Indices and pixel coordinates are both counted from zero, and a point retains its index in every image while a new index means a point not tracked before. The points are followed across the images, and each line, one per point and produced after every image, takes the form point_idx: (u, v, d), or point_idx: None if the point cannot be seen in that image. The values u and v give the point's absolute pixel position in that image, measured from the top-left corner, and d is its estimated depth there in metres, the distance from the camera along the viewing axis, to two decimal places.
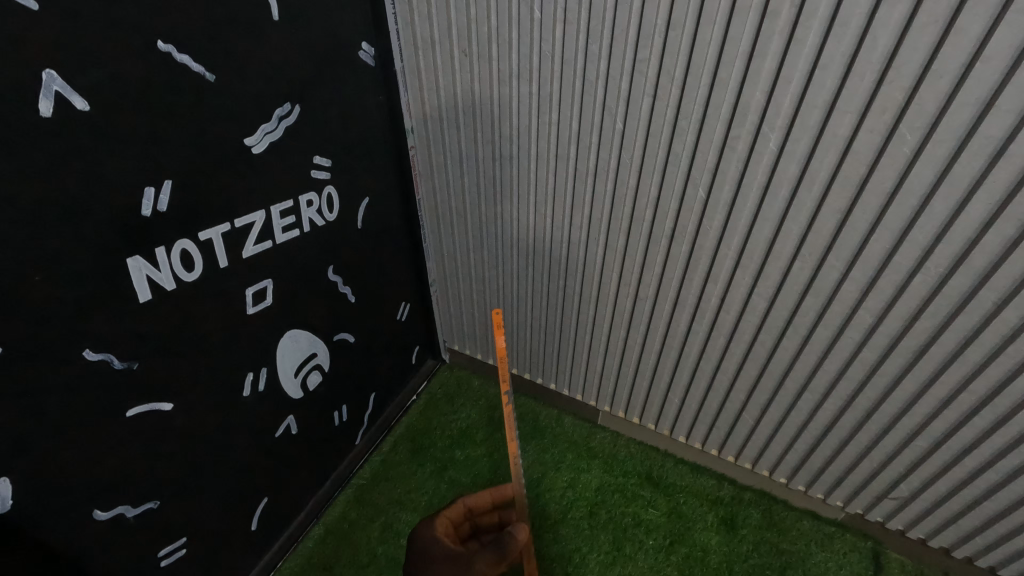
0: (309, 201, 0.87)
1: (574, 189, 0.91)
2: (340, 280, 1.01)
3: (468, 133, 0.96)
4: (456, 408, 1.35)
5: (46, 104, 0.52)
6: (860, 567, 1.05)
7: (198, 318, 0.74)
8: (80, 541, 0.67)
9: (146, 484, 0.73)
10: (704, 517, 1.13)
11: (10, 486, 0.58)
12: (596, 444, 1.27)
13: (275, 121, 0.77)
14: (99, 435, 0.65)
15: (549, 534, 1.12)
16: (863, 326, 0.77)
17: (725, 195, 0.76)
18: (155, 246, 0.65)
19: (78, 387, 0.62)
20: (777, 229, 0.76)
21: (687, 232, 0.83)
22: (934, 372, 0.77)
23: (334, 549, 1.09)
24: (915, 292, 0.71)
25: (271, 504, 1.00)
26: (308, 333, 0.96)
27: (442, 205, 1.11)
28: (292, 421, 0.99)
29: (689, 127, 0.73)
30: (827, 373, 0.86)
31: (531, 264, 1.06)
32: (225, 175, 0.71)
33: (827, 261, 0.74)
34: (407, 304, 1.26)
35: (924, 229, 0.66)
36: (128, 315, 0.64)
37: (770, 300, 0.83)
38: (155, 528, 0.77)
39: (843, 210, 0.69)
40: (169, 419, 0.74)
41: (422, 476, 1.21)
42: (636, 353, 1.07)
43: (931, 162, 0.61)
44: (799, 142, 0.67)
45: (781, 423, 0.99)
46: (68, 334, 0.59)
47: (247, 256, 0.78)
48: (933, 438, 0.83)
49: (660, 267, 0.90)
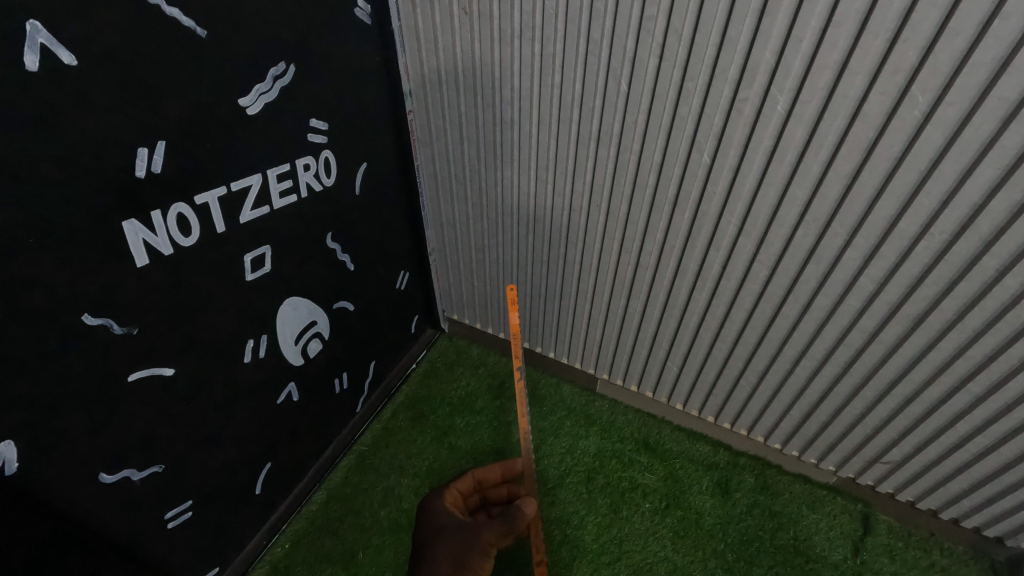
0: (307, 165, 0.85)
1: (577, 155, 0.89)
2: (339, 247, 1.00)
3: (469, 97, 0.93)
4: (455, 377, 1.36)
5: (32, 58, 0.50)
6: (849, 528, 1.08)
7: (196, 283, 0.73)
8: (88, 503, 0.68)
9: (150, 448, 0.74)
10: (700, 481, 1.16)
11: (15, 449, 0.58)
12: (594, 411, 1.29)
13: (270, 81, 0.74)
14: (101, 399, 0.65)
15: (548, 498, 1.14)
16: (864, 293, 0.78)
17: (730, 160, 0.75)
18: (150, 209, 0.63)
19: (78, 352, 0.61)
20: (781, 196, 0.75)
21: (690, 198, 0.82)
22: (932, 339, 0.77)
23: (337, 512, 1.11)
24: (917, 259, 0.71)
25: (274, 469, 1.02)
26: (307, 300, 0.96)
27: (442, 172, 1.10)
28: (294, 388, 1.00)
29: (696, 90, 0.72)
30: (825, 340, 0.87)
31: (532, 232, 1.05)
32: (219, 137, 0.69)
33: (831, 228, 0.74)
34: (406, 273, 1.25)
35: (930, 195, 0.65)
36: (126, 280, 0.64)
37: (772, 267, 0.83)
38: (161, 491, 0.78)
39: (850, 175, 0.68)
40: (170, 384, 0.74)
41: (423, 442, 1.22)
42: (636, 321, 1.07)
43: (942, 125, 0.60)
44: (808, 104, 0.66)
45: (777, 389, 1.00)
46: (65, 298, 0.58)
47: (244, 221, 0.77)
48: (927, 404, 0.85)
49: (662, 235, 0.90)
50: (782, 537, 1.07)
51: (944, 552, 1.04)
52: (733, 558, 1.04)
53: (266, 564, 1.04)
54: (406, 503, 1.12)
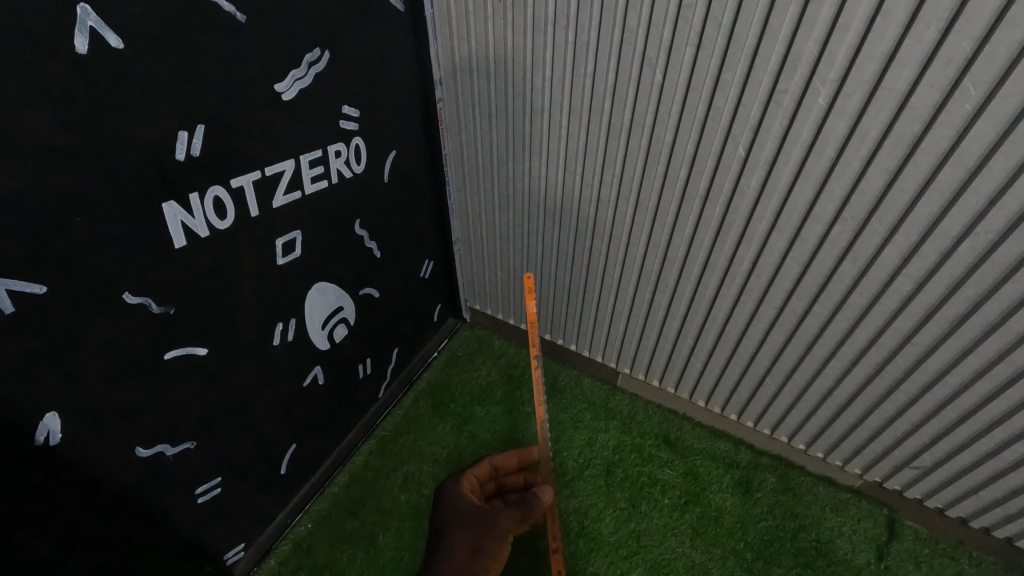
0: (338, 151, 0.86)
1: (607, 146, 0.88)
2: (366, 235, 1.01)
3: (499, 86, 0.93)
4: (476, 366, 1.37)
5: (81, 41, 0.51)
6: (874, 533, 1.06)
7: (230, 266, 0.74)
8: (124, 476, 0.71)
9: (184, 424, 0.76)
10: (720, 479, 1.15)
11: (59, 420, 0.61)
12: (614, 405, 1.28)
13: (305, 67, 0.75)
14: (139, 375, 0.68)
15: (566, 489, 1.14)
16: (901, 293, 0.76)
17: (766, 154, 0.74)
18: (189, 191, 0.65)
19: (119, 329, 0.63)
20: (818, 191, 0.73)
21: (722, 192, 0.81)
22: (971, 343, 0.75)
23: (358, 494, 1.13)
24: (960, 260, 0.69)
25: (299, 450, 1.04)
26: (335, 286, 0.97)
27: (469, 161, 1.09)
28: (320, 371, 1.01)
29: (733, 80, 0.70)
30: (857, 341, 0.85)
31: (558, 222, 1.05)
32: (255, 122, 0.70)
33: (869, 225, 0.72)
34: (431, 262, 1.26)
35: (978, 192, 0.63)
36: (164, 260, 0.65)
37: (805, 264, 0.81)
38: (193, 467, 0.81)
39: (893, 171, 0.66)
40: (204, 364, 0.76)
41: (443, 429, 1.24)
42: (661, 315, 1.06)
43: (994, 120, 0.58)
44: (851, 96, 0.64)
45: (805, 389, 0.98)
46: (107, 275, 0.60)
47: (277, 205, 0.78)
48: (962, 409, 0.82)
49: (691, 229, 0.89)
50: (803, 539, 1.06)
51: (973, 561, 1.01)
52: (752, 557, 1.04)
53: (289, 542, 1.06)
54: (426, 488, 1.14)
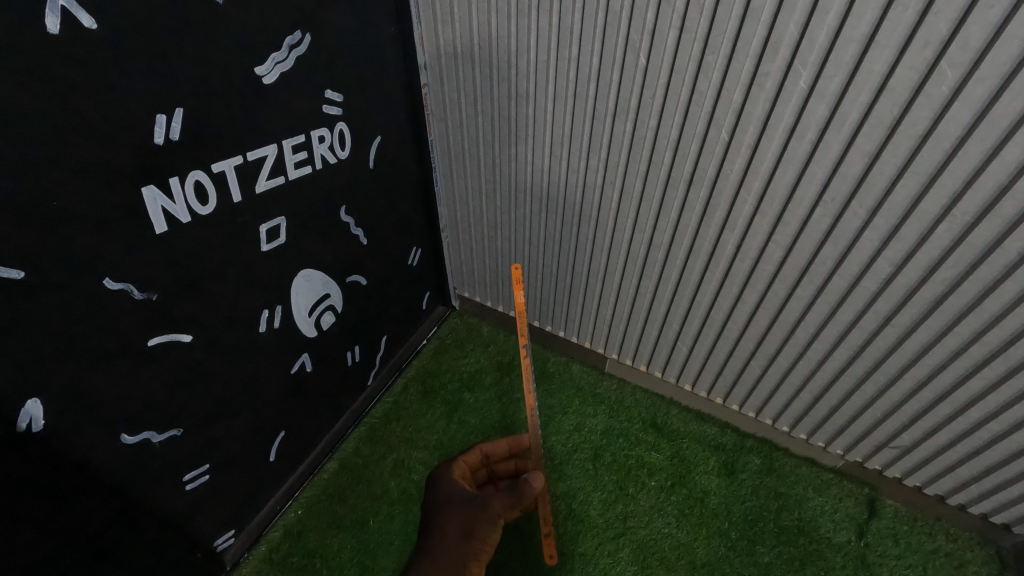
0: (321, 137, 0.85)
1: (592, 130, 0.88)
2: (352, 221, 1.00)
3: (484, 71, 0.92)
4: (465, 353, 1.37)
5: (53, 21, 0.50)
6: (855, 512, 1.08)
7: (214, 251, 0.74)
8: (111, 463, 0.70)
9: (169, 411, 0.76)
10: (706, 462, 1.16)
11: (42, 407, 0.61)
12: (602, 390, 1.29)
13: (286, 50, 0.74)
14: (122, 362, 0.67)
15: (555, 473, 1.16)
16: (880, 275, 0.77)
17: (749, 137, 0.74)
18: (169, 176, 0.64)
19: (101, 315, 0.63)
20: (800, 174, 0.74)
21: (706, 177, 0.82)
22: (948, 324, 0.77)
23: (348, 481, 1.14)
24: (937, 241, 0.70)
25: (288, 437, 1.04)
26: (321, 273, 0.97)
27: (456, 146, 1.09)
28: (308, 358, 1.01)
29: (716, 63, 0.70)
30: (839, 323, 0.86)
31: (546, 209, 1.05)
32: (236, 105, 0.69)
33: (850, 208, 0.73)
34: (418, 249, 1.26)
35: (955, 174, 0.64)
36: (145, 246, 0.65)
37: (787, 248, 0.82)
38: (180, 454, 0.81)
39: (872, 154, 0.67)
40: (189, 350, 0.76)
41: (432, 416, 1.25)
42: (647, 301, 1.07)
43: (971, 102, 0.59)
44: (832, 79, 0.64)
45: (788, 372, 1.00)
46: (87, 261, 0.60)
47: (260, 191, 0.77)
48: (940, 388, 0.84)
49: (676, 214, 0.89)
50: (787, 518, 1.08)
51: (950, 537, 1.04)
52: (737, 536, 1.06)
53: (280, 529, 1.07)
54: (415, 474, 1.15)
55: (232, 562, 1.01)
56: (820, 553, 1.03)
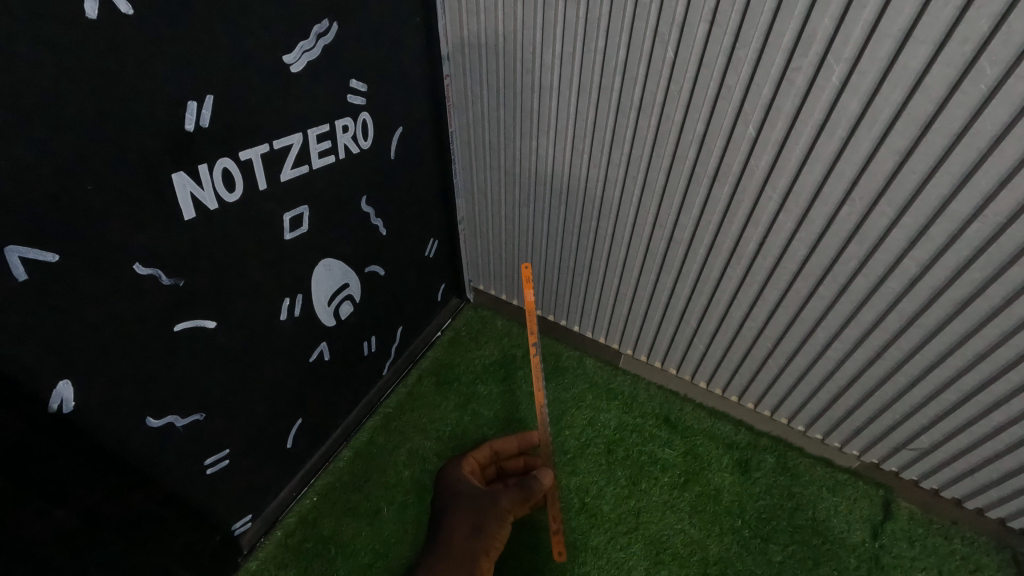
0: (345, 126, 0.85)
1: (616, 124, 0.88)
2: (373, 212, 1.01)
3: (508, 62, 0.92)
4: (479, 345, 1.37)
5: (91, 6, 0.50)
6: (870, 513, 1.08)
7: (240, 238, 0.75)
8: (135, 445, 0.71)
9: (192, 396, 0.77)
10: (720, 459, 1.16)
11: (73, 388, 0.62)
12: (616, 385, 1.29)
13: (314, 39, 0.74)
14: (149, 346, 0.68)
15: (568, 467, 1.16)
16: (906, 276, 0.76)
17: (777, 134, 0.73)
18: (198, 163, 0.64)
19: (130, 299, 0.64)
20: (827, 172, 0.73)
21: (730, 172, 0.81)
22: (973, 326, 0.76)
23: (362, 470, 1.15)
24: (967, 242, 0.69)
25: (305, 425, 1.05)
26: (341, 263, 0.97)
27: (476, 138, 1.09)
28: (326, 347, 1.02)
29: (746, 58, 0.70)
30: (861, 323, 0.86)
31: (565, 202, 1.05)
32: (263, 93, 0.69)
33: (878, 207, 0.72)
34: (435, 241, 1.26)
35: (989, 173, 0.63)
36: (173, 231, 0.65)
37: (811, 246, 0.82)
38: (202, 438, 0.82)
39: (904, 152, 0.66)
40: (212, 336, 0.76)
41: (446, 407, 1.25)
42: (665, 297, 1.07)
43: (1009, 100, 0.58)
44: (865, 75, 0.63)
45: (805, 371, 1.00)
46: (118, 246, 0.60)
47: (284, 179, 0.78)
48: (963, 391, 0.83)
49: (698, 210, 0.89)
50: (800, 517, 1.08)
51: (966, 541, 1.03)
52: (750, 534, 1.06)
53: (295, 515, 1.08)
54: (429, 465, 1.15)
55: (249, 546, 1.02)
56: (833, 553, 1.03)
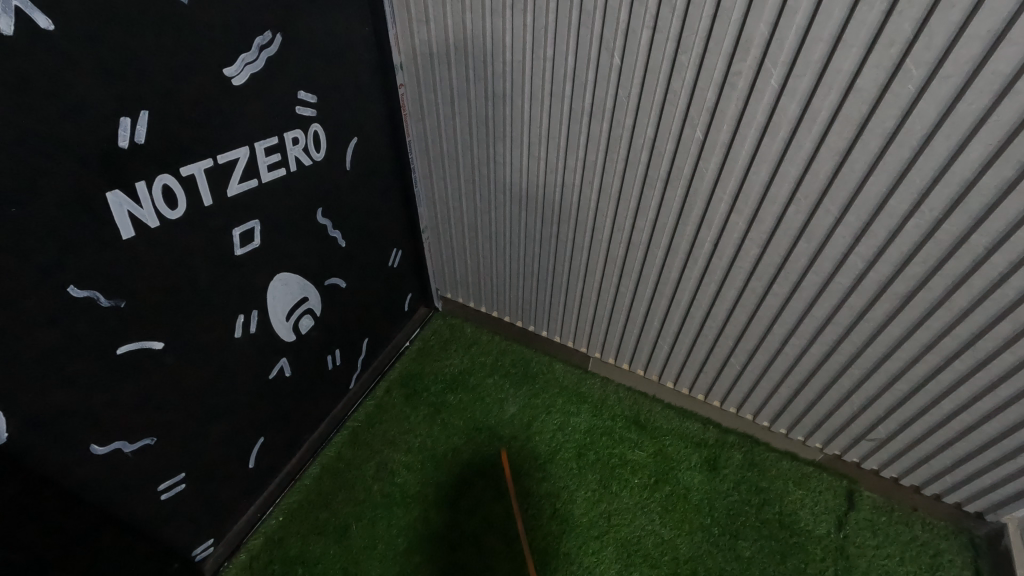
0: (295, 139, 0.84)
1: (569, 130, 0.88)
2: (330, 224, 0.99)
3: (461, 70, 0.92)
4: (448, 354, 1.37)
5: (6, 21, 0.49)
6: (835, 504, 1.10)
7: (187, 256, 0.73)
8: (80, 474, 0.69)
9: (141, 420, 0.74)
10: (689, 458, 1.17)
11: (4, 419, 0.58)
12: (586, 389, 1.30)
13: (256, 51, 0.73)
14: (90, 371, 0.66)
15: (538, 473, 1.16)
16: (853, 272, 0.78)
17: (723, 136, 0.75)
18: (135, 181, 0.63)
19: (67, 324, 0.61)
20: (772, 173, 0.75)
21: (682, 175, 0.82)
22: (918, 318, 0.78)
23: (330, 486, 1.13)
24: (907, 237, 0.71)
25: (267, 443, 1.03)
26: (299, 277, 0.95)
27: (434, 147, 1.08)
28: (286, 363, 1.00)
29: (689, 63, 0.71)
30: (814, 320, 0.88)
31: (525, 208, 1.05)
32: (204, 107, 0.68)
33: (822, 206, 0.74)
34: (399, 251, 1.25)
35: (922, 171, 0.65)
36: (112, 251, 0.63)
37: (763, 246, 0.83)
38: (154, 463, 0.79)
39: (842, 152, 0.68)
40: (160, 358, 0.74)
41: (416, 418, 1.24)
42: (628, 299, 1.08)
43: (935, 101, 0.60)
44: (801, 78, 0.65)
45: (766, 368, 1.01)
46: (50, 268, 0.58)
47: (232, 194, 0.76)
48: (914, 381, 0.86)
49: (654, 213, 0.90)
50: (768, 512, 1.09)
51: (926, 526, 1.06)
52: (719, 531, 1.07)
53: (261, 536, 1.05)
54: (399, 477, 1.14)
55: (212, 571, 0.99)
56: (800, 545, 1.05)
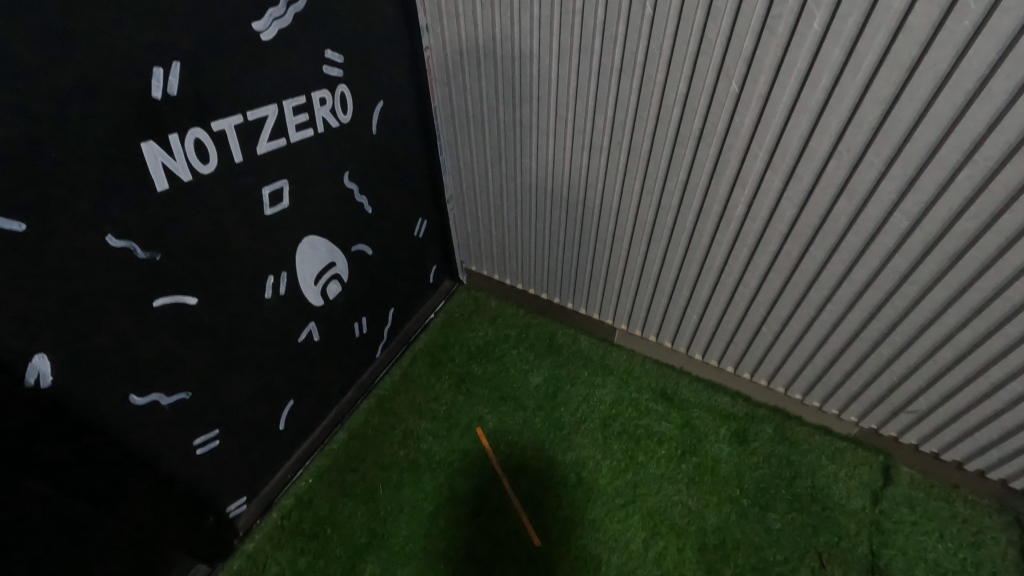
0: (322, 99, 0.84)
1: (598, 88, 0.86)
2: (356, 188, 1.00)
3: (486, 29, 0.90)
4: (473, 326, 1.37)
5: None
6: (870, 479, 1.07)
7: (218, 212, 0.74)
8: (119, 422, 0.71)
9: (176, 374, 0.76)
10: (717, 431, 1.15)
11: (49, 362, 0.60)
12: (612, 361, 1.28)
13: (284, 6, 0.73)
14: (128, 322, 0.67)
15: (564, 443, 1.15)
16: (897, 231, 0.75)
17: (760, 88, 0.72)
18: (168, 133, 0.63)
19: (106, 273, 0.63)
20: (813, 125, 0.72)
21: (716, 131, 0.79)
22: (967, 281, 0.75)
23: (358, 451, 1.14)
24: (958, 191, 0.67)
25: (296, 406, 1.05)
26: (326, 241, 0.96)
27: (460, 112, 1.07)
28: (315, 328, 1.01)
29: (725, 9, 0.68)
30: (853, 284, 0.84)
31: (552, 173, 1.03)
32: (234, 60, 0.68)
33: (866, 158, 0.71)
34: (424, 221, 1.25)
35: (977, 117, 0.61)
36: (146, 203, 0.64)
37: (800, 205, 0.80)
38: (189, 417, 0.81)
39: (890, 99, 0.65)
40: (194, 313, 0.76)
41: (441, 387, 1.25)
42: (656, 267, 1.05)
43: (995, 36, 0.56)
44: (848, 19, 0.61)
45: (801, 337, 0.98)
46: (89, 217, 0.59)
47: (261, 152, 0.77)
48: (960, 348, 0.82)
49: (685, 174, 0.87)
50: (799, 485, 1.06)
51: (967, 504, 1.02)
52: (748, 503, 1.05)
53: (291, 497, 1.08)
54: (424, 444, 1.15)
55: (245, 528, 1.02)
56: (833, 519, 1.02)
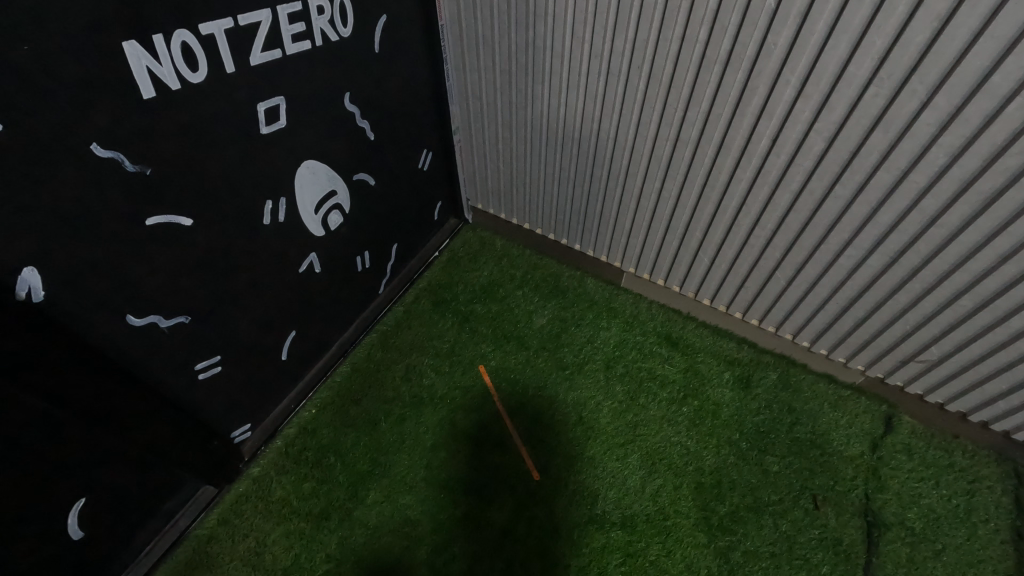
0: (320, 7, 0.77)
1: (620, 3, 0.79)
2: (358, 112, 0.94)
3: None
4: (478, 265, 1.34)
5: None
6: (871, 427, 1.07)
7: (211, 127, 0.69)
8: (117, 342, 0.70)
9: (173, 297, 0.75)
10: (721, 376, 1.14)
11: (39, 276, 0.59)
12: (618, 304, 1.26)
13: None
14: (120, 240, 0.65)
15: (566, 383, 1.15)
16: (931, 169, 0.70)
17: (799, 2, 0.65)
18: (152, 33, 0.58)
19: (93, 185, 0.60)
20: (855, 46, 0.65)
21: (746, 54, 0.73)
22: (1000, 224, 0.70)
23: (360, 384, 1.15)
24: (1004, 125, 0.62)
25: (298, 338, 1.04)
26: (326, 167, 0.92)
27: (469, 32, 0.99)
28: (316, 259, 0.99)
29: None
30: (877, 226, 0.81)
31: (566, 102, 0.97)
32: None
33: (909, 86, 0.65)
34: (429, 152, 1.20)
35: None
36: (131, 111, 0.60)
37: (829, 139, 0.75)
38: (189, 342, 0.80)
39: (945, 16, 0.58)
40: (190, 235, 0.73)
41: (444, 325, 1.24)
42: (670, 206, 1.01)
43: None
44: None
45: (815, 283, 0.96)
46: (70, 121, 0.55)
47: (255, 63, 0.72)
48: (982, 296, 0.79)
49: (708, 103, 0.82)
50: (799, 431, 1.07)
51: (967, 454, 1.02)
52: (746, 446, 1.05)
53: (295, 426, 1.09)
54: (427, 379, 1.16)
55: (250, 453, 1.04)
56: (829, 464, 1.03)
